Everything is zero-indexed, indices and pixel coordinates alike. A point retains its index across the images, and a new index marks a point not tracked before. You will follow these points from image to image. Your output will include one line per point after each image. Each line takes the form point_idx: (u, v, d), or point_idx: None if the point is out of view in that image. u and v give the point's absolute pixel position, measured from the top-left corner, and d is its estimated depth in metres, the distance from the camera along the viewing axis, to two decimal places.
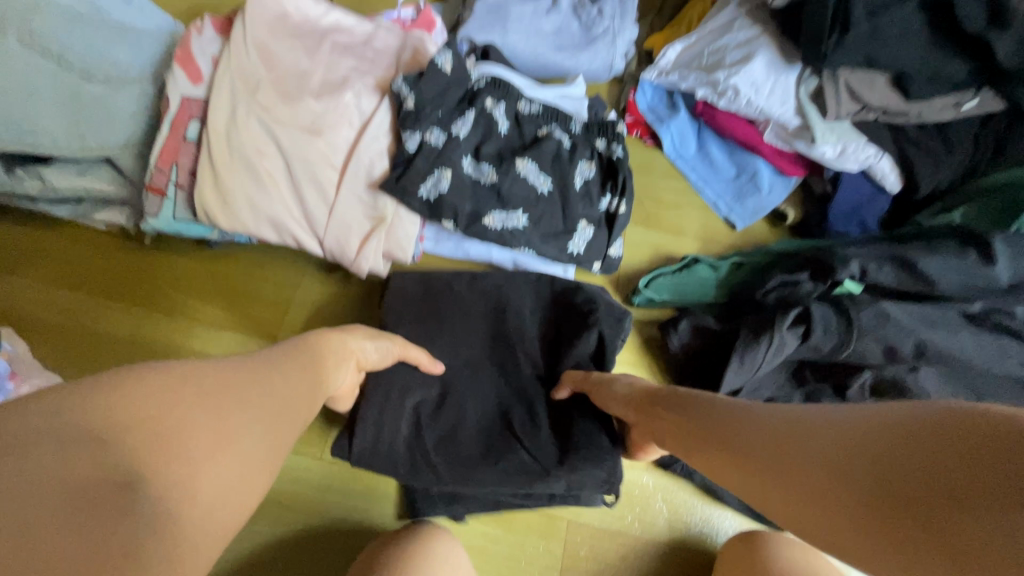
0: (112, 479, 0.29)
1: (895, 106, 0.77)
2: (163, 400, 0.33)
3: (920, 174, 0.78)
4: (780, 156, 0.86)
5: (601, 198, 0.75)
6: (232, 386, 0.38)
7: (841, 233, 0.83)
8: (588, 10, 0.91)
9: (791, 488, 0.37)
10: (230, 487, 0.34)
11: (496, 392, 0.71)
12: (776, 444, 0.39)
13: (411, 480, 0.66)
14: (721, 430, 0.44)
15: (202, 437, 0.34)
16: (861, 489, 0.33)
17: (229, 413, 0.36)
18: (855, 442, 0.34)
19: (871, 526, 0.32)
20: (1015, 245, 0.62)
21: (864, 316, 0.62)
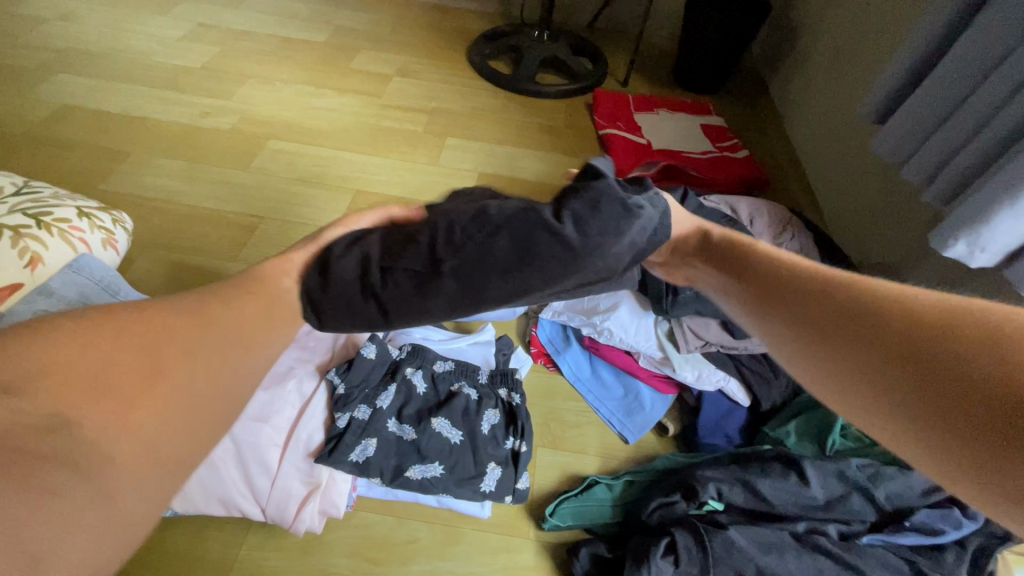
0: (39, 424, 0.35)
1: (728, 344, 1.01)
2: (82, 352, 0.40)
3: (758, 393, 1.00)
4: (654, 378, 1.06)
5: (506, 440, 0.90)
6: (164, 336, 0.44)
7: (710, 445, 0.98)
8: None
9: (844, 346, 0.45)
10: (164, 426, 0.39)
11: None
12: (851, 313, 0.46)
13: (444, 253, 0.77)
14: (805, 292, 0.52)
15: (119, 375, 0.40)
16: (911, 363, 0.40)
17: (160, 350, 0.43)
18: (927, 331, 0.40)
19: (897, 391, 0.40)
20: (820, 468, 0.80)
21: (715, 544, 0.74)
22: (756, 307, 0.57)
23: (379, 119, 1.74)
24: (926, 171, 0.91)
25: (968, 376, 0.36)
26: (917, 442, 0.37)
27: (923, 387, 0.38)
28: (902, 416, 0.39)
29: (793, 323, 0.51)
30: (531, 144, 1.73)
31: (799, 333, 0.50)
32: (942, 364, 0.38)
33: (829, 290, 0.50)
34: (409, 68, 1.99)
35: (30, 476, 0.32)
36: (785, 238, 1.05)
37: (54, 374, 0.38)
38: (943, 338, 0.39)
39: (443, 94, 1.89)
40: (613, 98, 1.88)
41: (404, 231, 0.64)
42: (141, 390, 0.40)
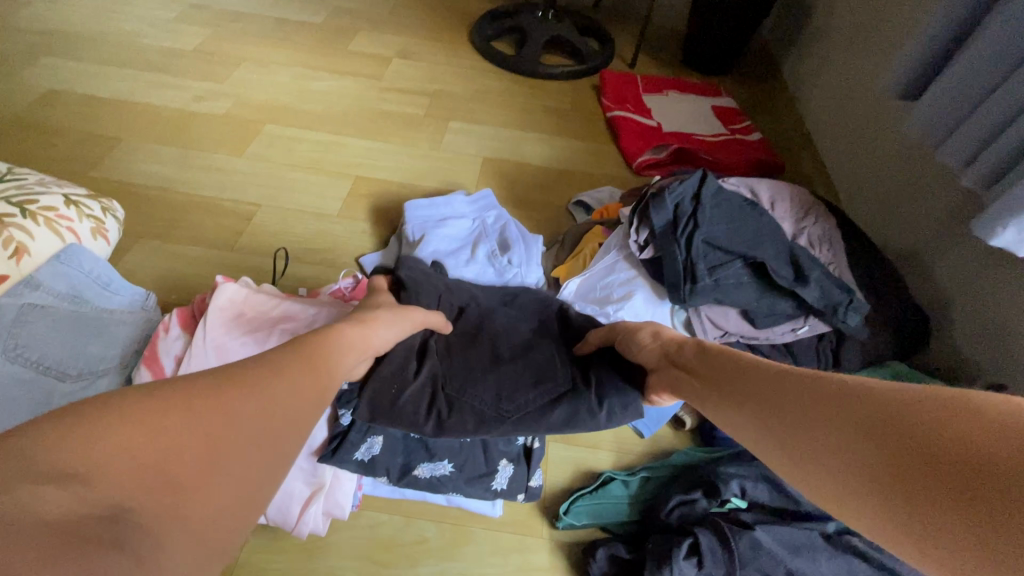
0: (97, 512, 0.32)
1: (749, 334, 0.95)
2: (152, 430, 0.37)
3: None
4: None
5: (518, 436, 0.85)
6: (231, 410, 0.41)
7: (730, 440, 0.93)
8: (499, 260, 1.13)
9: (821, 438, 0.46)
10: (220, 512, 0.38)
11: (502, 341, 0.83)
12: (817, 403, 0.48)
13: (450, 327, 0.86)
14: (770, 388, 0.54)
15: (180, 454, 0.37)
16: (882, 444, 0.41)
17: (221, 425, 0.40)
18: (890, 410, 0.42)
19: (885, 478, 0.40)
20: None
21: (742, 546, 0.70)
22: (731, 407, 0.58)
23: (379, 103, 1.69)
24: (963, 154, 0.86)
25: (938, 449, 0.37)
26: (904, 526, 0.37)
27: (900, 464, 0.39)
28: (893, 505, 0.39)
29: (762, 420, 0.53)
30: (536, 128, 1.67)
31: (766, 429, 0.52)
32: (913, 439, 0.39)
33: (798, 388, 0.52)
34: (409, 50, 1.93)
35: (104, 561, 0.30)
36: (808, 224, 1.00)
37: (119, 458, 0.35)
38: (909, 415, 0.41)
39: (445, 77, 1.83)
40: (621, 79, 1.82)
41: (465, 363, 0.78)
42: (196, 477, 0.37)
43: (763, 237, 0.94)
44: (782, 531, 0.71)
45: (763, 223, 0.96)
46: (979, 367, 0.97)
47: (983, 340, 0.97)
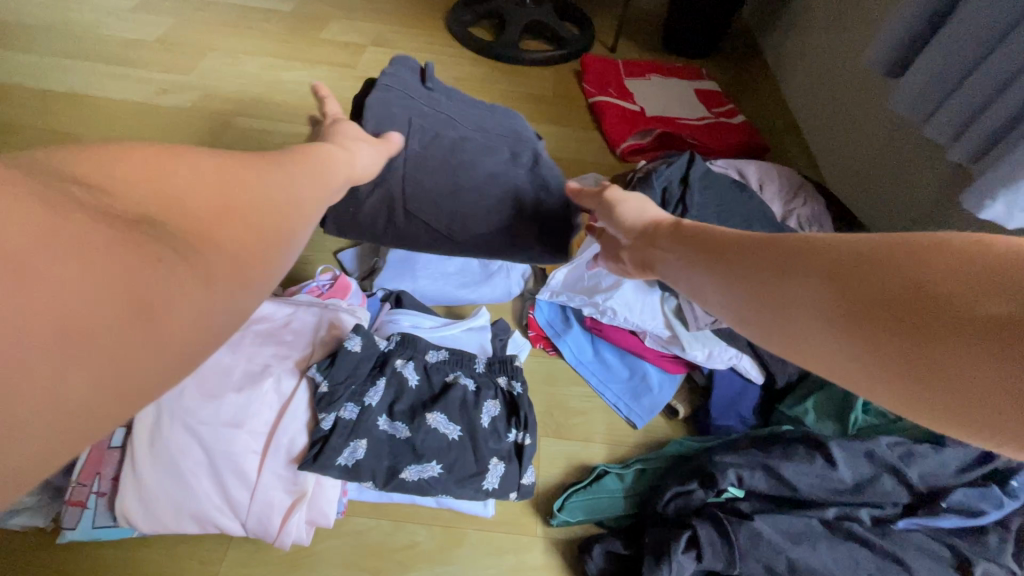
0: (134, 219, 0.27)
1: None
2: (169, 161, 0.31)
3: (774, 369, 0.94)
4: (661, 358, 1.00)
5: (508, 433, 0.83)
6: (244, 168, 0.35)
7: (723, 427, 0.93)
8: None
9: (793, 295, 0.40)
10: (244, 262, 0.32)
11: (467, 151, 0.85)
12: (785, 260, 0.42)
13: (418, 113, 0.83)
14: (739, 252, 0.47)
15: (210, 184, 0.32)
16: (848, 288, 0.36)
17: (249, 180, 0.35)
18: (863, 255, 0.36)
19: (854, 331, 0.35)
20: (849, 448, 0.74)
21: (741, 537, 0.68)
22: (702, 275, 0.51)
23: (354, 93, 1.63)
24: (949, 130, 0.85)
25: (913, 291, 0.32)
26: (887, 377, 0.33)
27: (868, 311, 0.34)
28: (868, 361, 0.34)
29: (721, 271, 0.48)
30: (518, 115, 1.63)
31: (734, 293, 0.46)
32: (887, 281, 0.34)
33: (761, 251, 0.45)
34: (384, 38, 1.86)
35: (138, 261, 0.26)
36: (797, 205, 0.98)
37: (128, 174, 0.29)
38: (887, 256, 0.35)
39: (423, 64, 1.77)
40: (603, 64, 1.78)
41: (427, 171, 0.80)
42: (229, 208, 0.32)
43: (753, 222, 0.92)
44: (781, 520, 0.69)
45: (752, 207, 0.94)
46: None
47: None
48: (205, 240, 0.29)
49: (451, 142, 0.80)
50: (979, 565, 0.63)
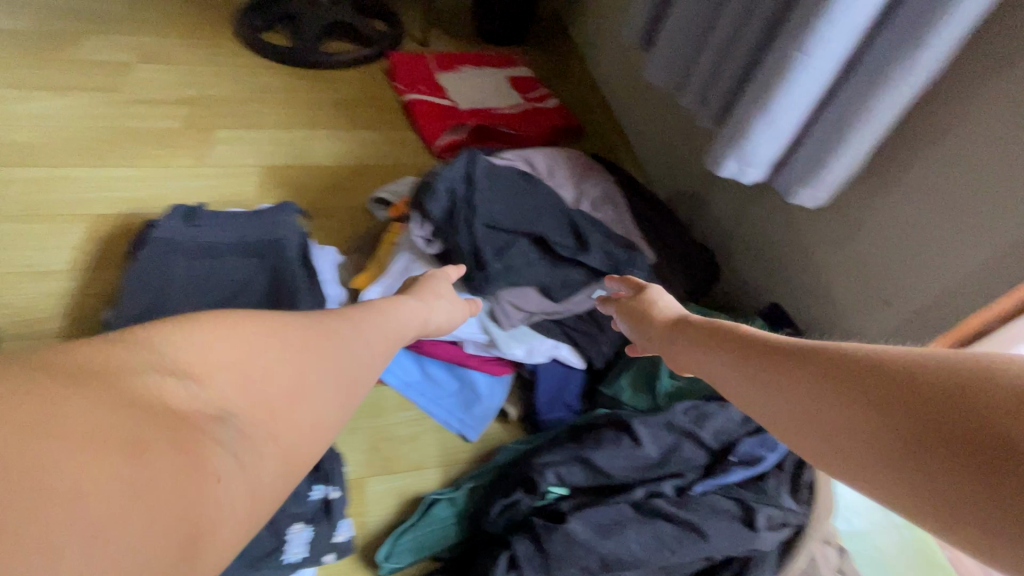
0: (201, 411, 0.31)
1: (552, 309, 0.92)
2: (256, 339, 0.36)
3: (591, 352, 0.93)
4: (486, 361, 0.95)
5: (313, 490, 0.73)
6: (317, 339, 0.40)
7: (552, 420, 0.92)
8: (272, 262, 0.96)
9: (830, 401, 0.36)
10: (300, 435, 0.36)
11: (222, 237, 0.96)
12: (820, 364, 0.38)
13: (177, 225, 0.97)
14: (765, 350, 0.44)
15: (290, 352, 0.37)
16: (872, 399, 0.34)
17: (328, 355, 0.40)
18: (895, 366, 0.34)
19: (908, 449, 0.31)
20: (650, 423, 0.75)
21: (555, 542, 0.66)
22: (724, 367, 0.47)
23: (121, 120, 1.39)
24: (694, 97, 0.88)
25: (957, 408, 0.30)
26: (948, 504, 0.29)
27: (928, 431, 0.30)
28: (922, 485, 0.30)
29: (749, 366, 0.44)
30: (325, 124, 1.50)
31: (756, 391, 0.43)
32: (923, 392, 0.32)
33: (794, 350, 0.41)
34: (156, 52, 1.61)
35: (193, 459, 0.29)
36: (587, 186, 0.99)
37: (220, 353, 0.34)
38: (916, 367, 0.33)
39: (207, 79, 1.56)
40: (412, 60, 1.70)
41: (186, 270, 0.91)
42: (299, 388, 0.37)
43: (543, 211, 0.92)
44: (593, 513, 0.68)
45: (541, 195, 0.93)
46: (760, 291, 1.06)
47: (759, 267, 1.06)
48: (271, 430, 0.34)
49: (204, 242, 0.95)
50: (760, 514, 0.65)
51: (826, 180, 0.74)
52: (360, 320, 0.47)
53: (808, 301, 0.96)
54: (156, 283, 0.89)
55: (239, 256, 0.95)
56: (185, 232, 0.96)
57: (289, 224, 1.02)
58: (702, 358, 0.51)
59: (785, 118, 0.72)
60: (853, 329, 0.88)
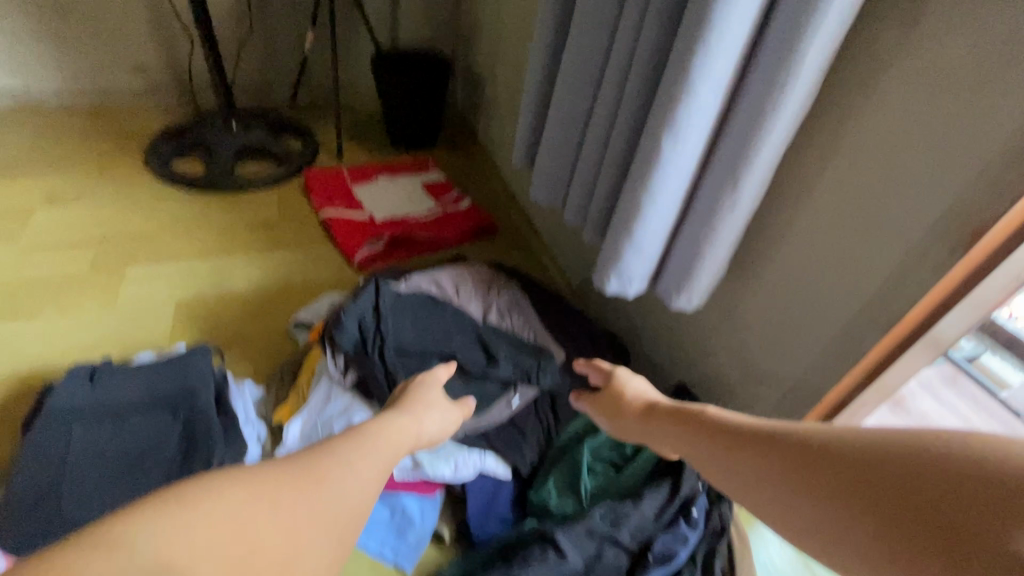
0: None
1: (472, 424, 0.96)
2: (241, 511, 0.38)
3: (516, 459, 0.96)
4: (415, 484, 0.96)
5: None
6: (310, 492, 0.42)
7: (485, 535, 0.93)
8: (182, 416, 0.93)
9: (803, 486, 0.42)
10: None
11: (127, 398, 0.94)
12: (790, 450, 0.44)
13: (76, 390, 0.94)
14: (738, 433, 0.49)
15: (275, 517, 0.39)
16: (852, 483, 0.39)
17: (318, 507, 0.42)
18: (853, 449, 0.40)
19: (873, 527, 0.37)
20: (572, 533, 0.78)
21: None
22: (704, 452, 0.52)
23: (22, 271, 1.35)
24: (578, 213, 0.99)
25: (912, 489, 0.36)
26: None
27: (886, 510, 0.36)
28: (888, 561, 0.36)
29: (727, 451, 0.49)
30: (242, 249, 1.51)
31: (735, 475, 0.47)
32: (885, 481, 0.37)
33: (766, 434, 0.47)
34: (61, 192, 1.59)
35: None
36: (493, 297, 1.07)
37: (201, 538, 0.35)
38: (881, 452, 0.39)
39: (116, 214, 1.55)
40: (327, 175, 1.77)
41: (87, 442, 0.88)
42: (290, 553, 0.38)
43: (451, 332, 0.98)
44: None
45: (448, 317, 1.00)
46: (667, 373, 1.15)
47: (662, 351, 1.15)
48: None
49: (107, 407, 0.92)
50: None
51: (696, 288, 0.84)
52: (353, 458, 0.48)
53: (705, 382, 1.05)
54: (54, 462, 0.85)
55: (146, 417, 0.92)
56: (86, 396, 0.93)
57: (196, 367, 1.00)
58: (680, 443, 0.56)
59: (648, 245, 0.80)
60: (745, 405, 0.97)
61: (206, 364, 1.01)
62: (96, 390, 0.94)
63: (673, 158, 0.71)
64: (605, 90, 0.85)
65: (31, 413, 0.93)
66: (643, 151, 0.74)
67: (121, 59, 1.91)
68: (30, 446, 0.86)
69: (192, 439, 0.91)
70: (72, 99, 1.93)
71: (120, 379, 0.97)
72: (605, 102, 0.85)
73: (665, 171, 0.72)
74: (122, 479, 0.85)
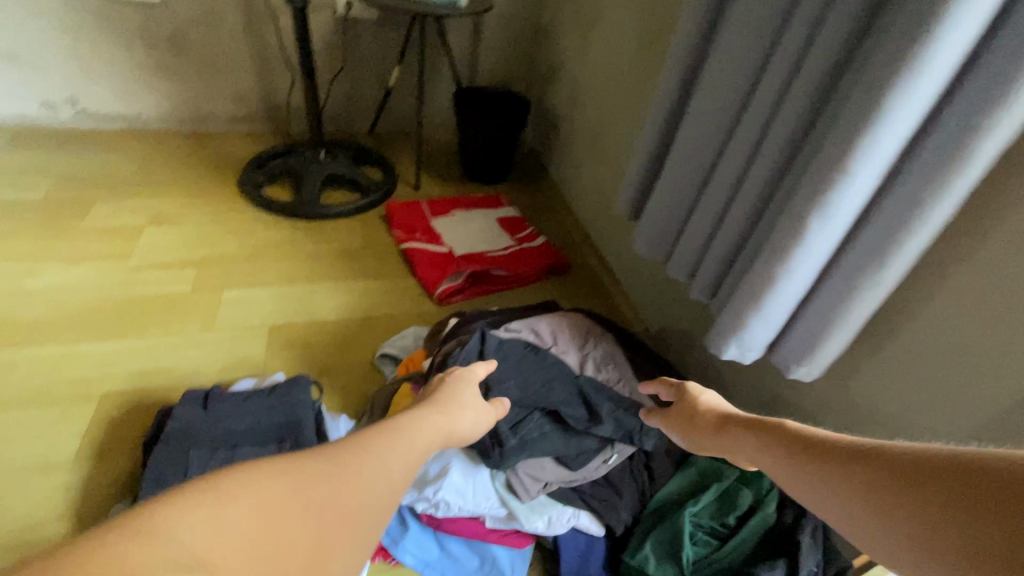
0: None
1: (568, 477, 0.94)
2: (269, 501, 0.37)
3: (610, 518, 0.94)
4: (506, 535, 0.95)
5: None
6: (335, 479, 0.41)
7: None
8: (287, 448, 0.96)
9: (915, 513, 0.39)
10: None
11: (237, 425, 0.98)
12: (897, 474, 0.41)
13: (192, 413, 0.98)
14: (833, 454, 0.47)
15: (304, 505, 0.38)
16: (972, 514, 0.36)
17: (346, 499, 0.41)
18: (970, 473, 0.37)
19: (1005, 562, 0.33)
20: None
21: None
22: (795, 474, 0.50)
23: (130, 288, 1.43)
24: (684, 271, 0.99)
25: None
26: None
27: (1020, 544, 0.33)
28: None
29: (820, 473, 0.47)
30: (329, 277, 1.57)
31: (834, 499, 0.45)
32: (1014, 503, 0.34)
33: (867, 456, 0.44)
34: (166, 213, 1.70)
35: None
36: (589, 348, 1.08)
37: (234, 531, 0.35)
38: (1003, 475, 0.35)
39: (214, 237, 1.64)
40: (407, 207, 1.83)
41: (200, 467, 0.91)
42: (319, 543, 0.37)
43: (552, 383, 1.00)
44: None
45: (549, 368, 1.02)
46: None
47: (759, 413, 1.11)
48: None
49: (219, 433, 0.96)
50: None
51: (817, 362, 0.82)
52: (381, 449, 0.47)
53: None
54: (173, 486, 0.88)
55: (253, 447, 0.95)
56: (201, 419, 0.98)
57: (300, 398, 1.03)
58: (756, 455, 0.56)
59: (772, 316, 0.81)
60: None
61: (308, 396, 1.04)
62: (208, 413, 0.99)
63: (813, 245, 0.73)
64: (727, 158, 0.85)
65: (150, 435, 0.98)
66: (779, 237, 0.76)
67: (223, 89, 2.04)
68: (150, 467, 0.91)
69: None
70: (176, 125, 2.07)
71: (229, 404, 1.01)
72: (726, 169, 0.86)
73: (802, 257, 0.73)
74: None
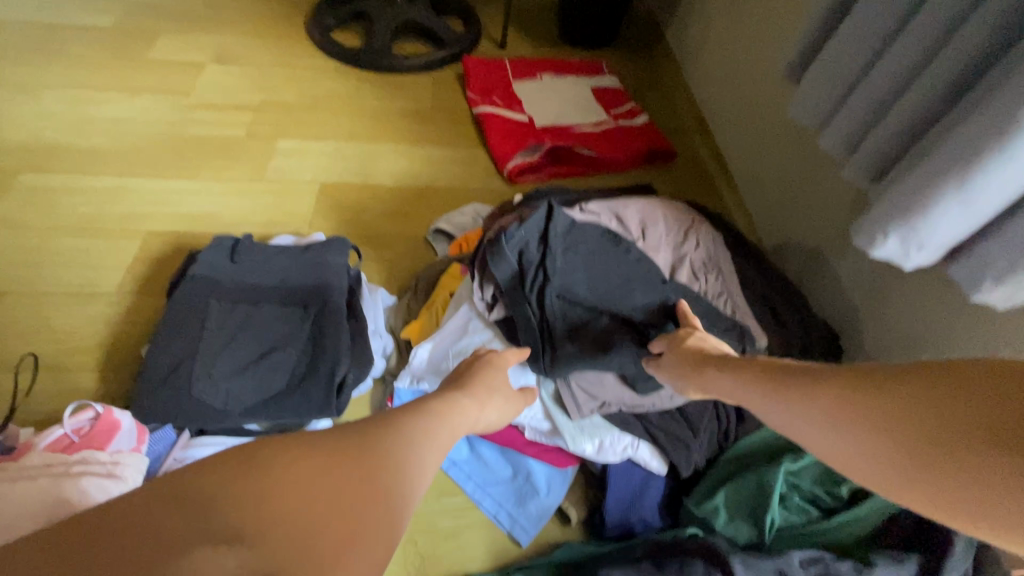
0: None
1: (629, 399, 0.75)
2: (305, 470, 0.37)
3: (675, 457, 0.75)
4: (546, 451, 0.80)
5: None
6: (369, 451, 0.40)
7: (620, 530, 0.76)
8: (310, 312, 0.84)
9: (852, 414, 0.41)
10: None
11: (262, 281, 0.87)
12: (843, 383, 0.43)
13: (217, 259, 0.89)
14: (792, 376, 0.48)
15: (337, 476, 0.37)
16: (895, 409, 0.39)
17: (381, 480, 0.39)
18: (900, 379, 0.40)
19: (921, 452, 0.36)
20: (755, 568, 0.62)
21: None
22: (759, 394, 0.51)
23: (186, 127, 1.33)
24: (848, 141, 0.67)
25: (962, 409, 0.35)
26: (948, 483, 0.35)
27: (934, 432, 0.36)
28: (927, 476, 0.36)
29: (779, 394, 0.48)
30: (390, 138, 1.38)
31: (787, 414, 0.47)
32: (933, 399, 0.37)
33: (821, 373, 0.46)
34: (229, 52, 1.55)
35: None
36: (688, 247, 0.83)
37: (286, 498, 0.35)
38: (926, 376, 0.38)
39: (275, 83, 1.48)
40: (487, 65, 1.54)
41: (218, 317, 0.83)
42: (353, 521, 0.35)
43: (631, 284, 0.78)
44: None
45: (630, 263, 0.79)
46: None
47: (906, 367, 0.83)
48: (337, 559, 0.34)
49: (242, 284, 0.87)
50: None
51: None
52: (402, 426, 0.44)
53: None
54: (190, 332, 0.81)
55: (276, 306, 0.85)
56: (225, 267, 0.88)
57: (334, 261, 0.90)
58: (737, 394, 0.54)
59: (989, 194, 0.50)
60: None
61: (341, 260, 0.91)
62: (234, 262, 0.89)
63: None
64: None
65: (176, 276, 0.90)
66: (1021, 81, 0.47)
67: None
68: (170, 309, 0.83)
69: (319, 341, 0.81)
70: None
71: (256, 256, 0.90)
72: None
73: None
74: (246, 364, 0.79)
